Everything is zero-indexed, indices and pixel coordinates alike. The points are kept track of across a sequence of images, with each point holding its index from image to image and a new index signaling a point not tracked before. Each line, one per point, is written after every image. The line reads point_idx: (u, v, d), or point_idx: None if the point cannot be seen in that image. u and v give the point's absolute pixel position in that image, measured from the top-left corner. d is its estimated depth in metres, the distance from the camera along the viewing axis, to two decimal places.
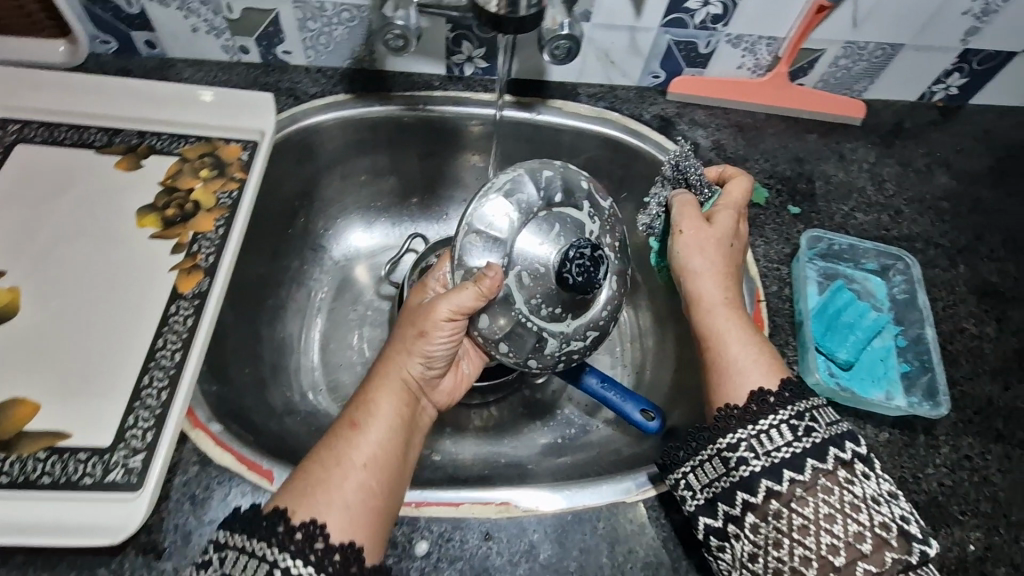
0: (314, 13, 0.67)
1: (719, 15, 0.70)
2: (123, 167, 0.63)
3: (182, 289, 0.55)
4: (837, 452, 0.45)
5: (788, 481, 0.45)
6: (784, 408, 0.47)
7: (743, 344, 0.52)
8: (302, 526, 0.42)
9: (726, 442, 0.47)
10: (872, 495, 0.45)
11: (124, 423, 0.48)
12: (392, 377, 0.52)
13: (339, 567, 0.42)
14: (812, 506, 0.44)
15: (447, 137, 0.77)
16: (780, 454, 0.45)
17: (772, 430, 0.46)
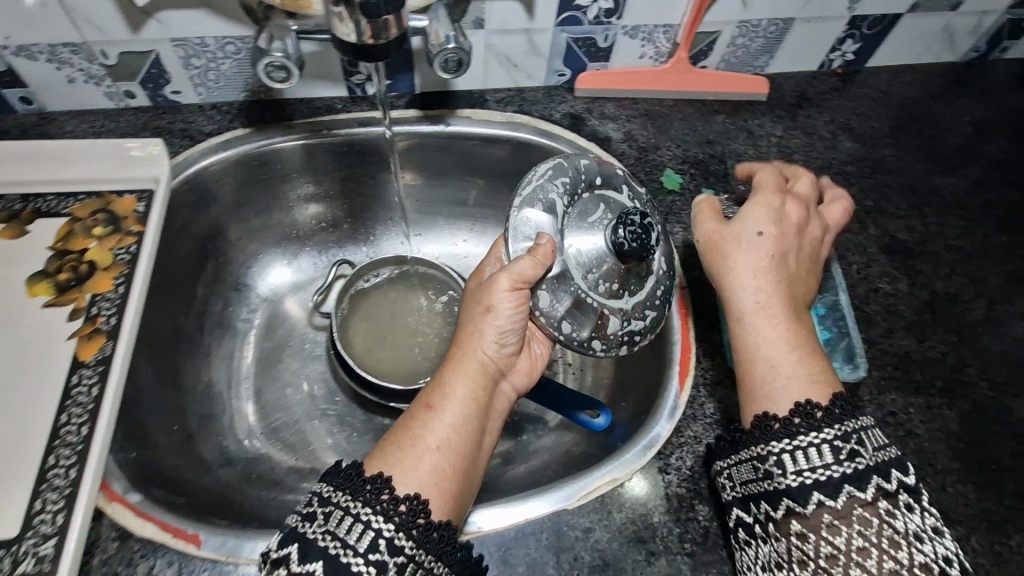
0: (196, 50, 0.65)
1: (611, 9, 0.70)
2: (8, 235, 0.59)
3: (83, 357, 0.52)
4: (881, 481, 0.44)
5: (817, 505, 0.44)
6: (829, 427, 0.45)
7: (790, 353, 0.50)
8: (394, 493, 0.43)
9: (761, 449, 0.47)
10: (913, 531, 0.42)
11: (31, 509, 0.45)
12: (475, 351, 0.52)
13: (422, 538, 0.43)
14: (843, 536, 0.43)
15: (358, 160, 0.75)
16: (818, 475, 0.44)
17: (823, 443, 0.45)
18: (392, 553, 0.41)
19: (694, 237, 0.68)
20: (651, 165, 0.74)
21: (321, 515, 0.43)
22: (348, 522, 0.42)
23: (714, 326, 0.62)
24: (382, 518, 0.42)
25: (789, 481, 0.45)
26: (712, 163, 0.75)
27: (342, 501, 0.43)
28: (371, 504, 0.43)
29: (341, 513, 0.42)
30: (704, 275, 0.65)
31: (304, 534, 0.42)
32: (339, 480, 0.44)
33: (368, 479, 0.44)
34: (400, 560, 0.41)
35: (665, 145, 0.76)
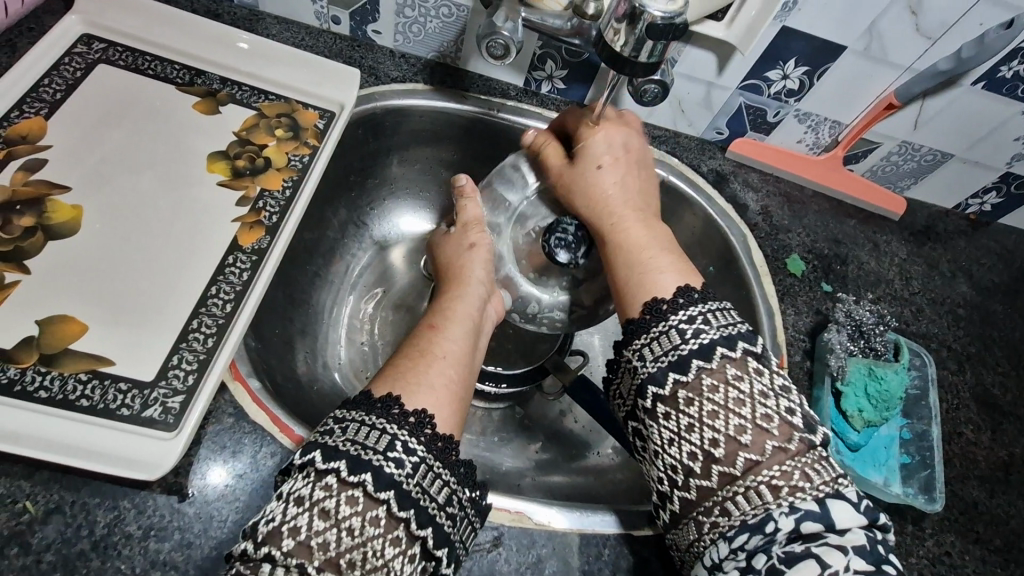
0: (414, 2, 0.67)
1: (794, 90, 0.72)
2: (202, 109, 0.63)
3: (242, 242, 0.55)
4: (730, 348, 0.46)
5: (679, 377, 0.46)
6: (680, 310, 0.49)
7: (659, 254, 0.55)
8: (414, 412, 0.46)
9: (630, 351, 0.50)
10: (760, 390, 0.45)
11: (168, 361, 0.48)
12: (473, 283, 0.62)
13: (438, 452, 0.45)
14: (700, 401, 0.45)
15: (507, 147, 0.77)
16: (669, 356, 0.47)
17: (673, 329, 0.48)
18: (408, 452, 0.44)
19: (805, 324, 0.70)
20: (779, 244, 0.76)
21: (339, 430, 0.44)
22: (375, 434, 0.44)
23: None
24: (410, 434, 0.44)
25: (649, 369, 0.48)
26: (835, 261, 0.76)
27: (356, 420, 0.45)
28: (386, 417, 0.45)
29: (357, 426, 0.44)
30: (806, 363, 0.67)
31: (329, 443, 0.43)
32: (352, 407, 0.46)
33: (382, 400, 0.46)
34: (415, 461, 0.44)
35: (796, 230, 0.78)
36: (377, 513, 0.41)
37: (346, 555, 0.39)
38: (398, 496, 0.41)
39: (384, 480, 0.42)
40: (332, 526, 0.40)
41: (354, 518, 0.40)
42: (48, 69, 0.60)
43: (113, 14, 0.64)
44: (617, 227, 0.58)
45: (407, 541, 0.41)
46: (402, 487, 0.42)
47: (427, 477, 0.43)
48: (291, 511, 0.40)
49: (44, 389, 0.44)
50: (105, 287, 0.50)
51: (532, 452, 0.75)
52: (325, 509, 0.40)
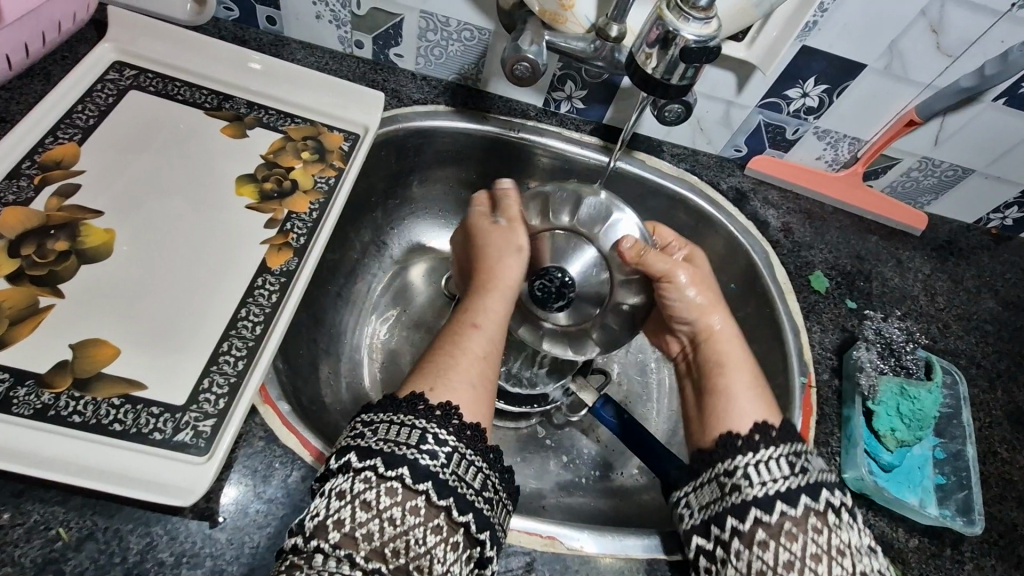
0: (437, 26, 0.68)
1: (814, 107, 0.72)
2: (229, 133, 0.63)
3: (271, 264, 0.55)
4: (829, 496, 0.47)
5: (778, 513, 0.46)
6: (782, 444, 0.50)
7: (745, 386, 0.56)
8: (440, 406, 0.47)
9: (725, 466, 0.50)
10: (853, 545, 0.46)
11: (199, 385, 0.48)
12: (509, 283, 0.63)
13: (469, 439, 0.47)
14: (792, 546, 0.45)
15: (525, 166, 0.78)
16: (776, 484, 0.47)
17: (772, 459, 0.49)
18: (440, 443, 0.45)
19: (832, 341, 0.69)
20: (803, 261, 0.76)
21: (369, 431, 0.46)
22: (407, 431, 0.45)
23: (833, 433, 0.63)
24: (439, 426, 0.46)
25: (755, 491, 0.48)
26: (859, 278, 0.76)
27: (385, 420, 0.46)
28: (414, 413, 0.46)
29: (387, 425, 0.46)
30: (835, 382, 0.66)
31: (362, 445, 0.45)
32: (378, 409, 0.47)
33: (409, 399, 0.48)
34: (448, 450, 0.45)
35: (818, 247, 0.77)
36: (417, 504, 0.42)
37: (388, 544, 0.41)
38: (435, 486, 0.43)
39: (420, 472, 0.43)
40: (373, 517, 0.42)
41: (394, 509, 0.42)
42: (80, 96, 0.61)
43: (143, 41, 0.66)
44: (726, 355, 0.60)
45: (449, 529, 0.43)
46: (439, 477, 0.43)
47: (461, 466, 0.45)
48: (334, 505, 0.42)
49: (77, 413, 0.44)
50: (137, 309, 0.50)
51: (555, 472, 0.73)
52: (366, 502, 0.42)
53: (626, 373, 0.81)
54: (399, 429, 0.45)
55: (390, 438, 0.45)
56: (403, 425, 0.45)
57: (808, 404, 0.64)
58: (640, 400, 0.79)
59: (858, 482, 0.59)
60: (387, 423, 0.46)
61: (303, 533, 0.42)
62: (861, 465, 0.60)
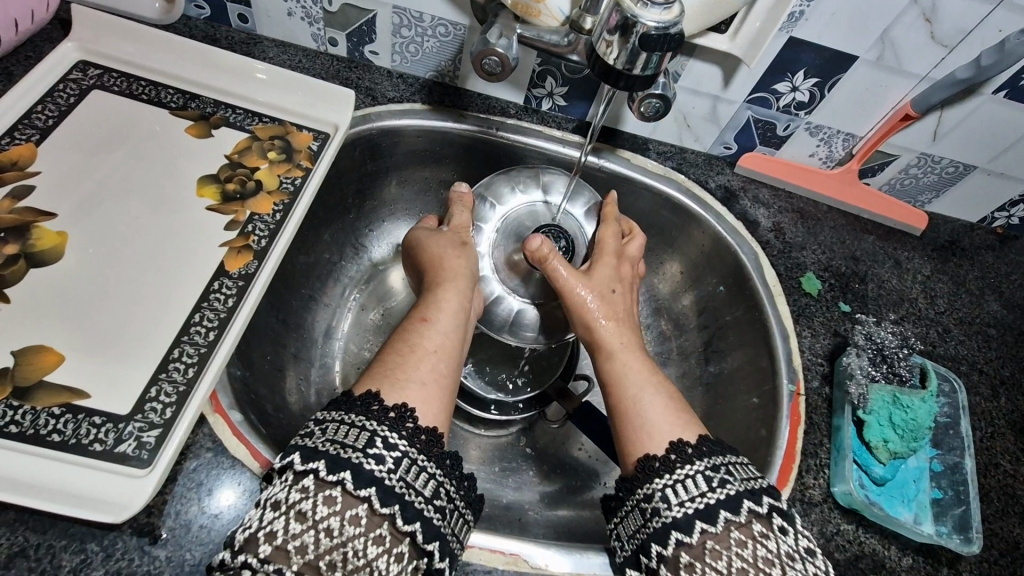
0: (410, 21, 0.65)
1: (804, 102, 0.69)
2: (194, 132, 0.62)
3: (229, 267, 0.53)
4: (752, 505, 0.44)
5: (699, 532, 0.43)
6: (699, 459, 0.47)
7: (645, 389, 0.54)
8: (394, 407, 0.45)
9: (645, 491, 0.47)
10: (787, 551, 0.42)
11: (146, 393, 0.46)
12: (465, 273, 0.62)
13: (422, 445, 0.44)
14: (724, 560, 0.42)
15: (505, 164, 0.76)
16: (695, 504, 0.44)
17: (689, 477, 0.46)
18: (389, 448, 0.42)
19: (823, 346, 0.66)
20: (793, 262, 0.72)
21: (318, 431, 0.43)
22: (355, 432, 0.42)
23: (823, 444, 0.60)
24: (390, 429, 0.43)
25: (674, 513, 0.44)
26: (853, 280, 0.72)
27: (335, 420, 0.44)
28: (366, 414, 0.44)
29: (337, 425, 0.43)
30: (826, 390, 0.63)
31: (308, 445, 0.42)
32: (332, 408, 0.45)
33: (362, 398, 0.45)
34: (397, 455, 0.42)
35: (810, 247, 0.74)
36: (357, 512, 0.39)
37: (325, 556, 0.38)
38: (379, 493, 0.40)
39: (364, 477, 0.40)
40: (309, 527, 0.38)
41: (332, 518, 0.38)
42: (41, 96, 0.59)
43: (109, 40, 0.64)
44: (612, 372, 0.57)
45: (392, 539, 0.40)
46: (384, 483, 0.40)
47: (410, 472, 0.42)
48: (266, 517, 0.39)
49: (14, 424, 0.43)
50: (85, 315, 0.49)
51: (534, 482, 0.70)
52: (301, 511, 0.38)
53: None
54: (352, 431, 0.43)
55: (342, 439, 0.42)
56: (355, 427, 0.43)
57: (796, 413, 0.61)
58: None
59: (847, 497, 0.56)
60: (337, 423, 0.43)
61: (233, 548, 0.39)
62: (847, 478, 0.56)
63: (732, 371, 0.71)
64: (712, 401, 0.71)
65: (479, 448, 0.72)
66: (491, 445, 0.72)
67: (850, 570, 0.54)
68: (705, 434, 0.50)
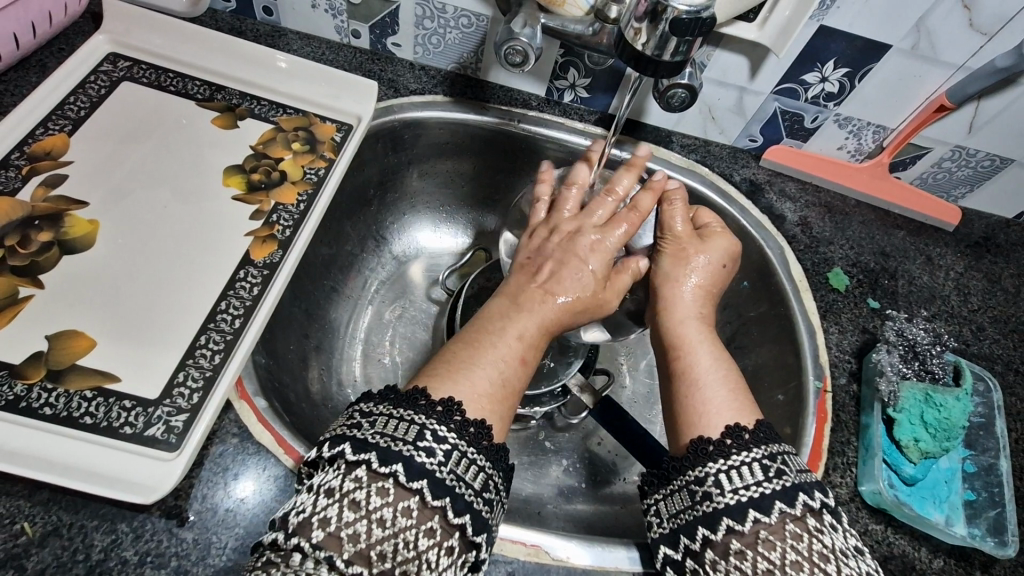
0: (433, 13, 0.65)
1: (833, 93, 0.67)
2: (220, 124, 0.62)
3: (254, 256, 0.54)
4: (806, 499, 0.43)
5: (752, 523, 0.42)
6: (756, 447, 0.46)
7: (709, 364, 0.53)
8: (443, 400, 0.43)
9: (696, 474, 0.46)
10: (840, 548, 0.42)
11: (174, 379, 0.47)
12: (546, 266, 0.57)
13: (471, 438, 0.43)
14: (778, 551, 0.41)
15: (526, 156, 0.75)
16: (749, 493, 0.43)
17: (744, 466, 0.44)
18: (439, 440, 0.41)
19: (850, 343, 0.64)
20: (820, 257, 0.71)
21: (367, 423, 0.42)
22: (404, 425, 0.41)
23: (851, 442, 0.59)
24: (440, 422, 0.42)
25: (726, 500, 0.43)
26: (883, 276, 0.70)
27: (385, 413, 0.42)
28: (415, 407, 0.42)
29: (386, 419, 0.42)
30: (853, 388, 0.62)
31: (358, 437, 0.41)
32: (377, 399, 0.44)
33: (409, 394, 0.44)
34: (447, 448, 0.41)
35: (838, 242, 0.72)
36: (409, 503, 0.39)
37: (376, 547, 0.38)
38: (430, 485, 0.40)
39: (415, 469, 0.40)
40: (361, 517, 0.38)
41: (385, 509, 0.39)
42: (73, 88, 0.61)
43: (139, 33, 0.65)
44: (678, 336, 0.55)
45: (442, 532, 0.40)
46: (435, 476, 0.40)
47: (461, 465, 0.41)
48: (321, 502, 0.39)
49: (48, 405, 0.44)
50: (116, 300, 0.50)
51: (553, 477, 0.69)
52: (354, 500, 0.39)
53: (632, 374, 0.77)
54: (403, 422, 0.42)
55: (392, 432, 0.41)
56: (404, 419, 0.42)
57: (823, 410, 0.60)
58: (645, 403, 0.76)
59: (875, 497, 0.55)
60: (388, 415, 0.42)
61: (284, 529, 0.39)
62: (877, 478, 0.55)
63: (756, 368, 0.69)
64: None
65: None
66: (510, 439, 0.72)
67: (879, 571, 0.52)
68: (759, 419, 0.49)
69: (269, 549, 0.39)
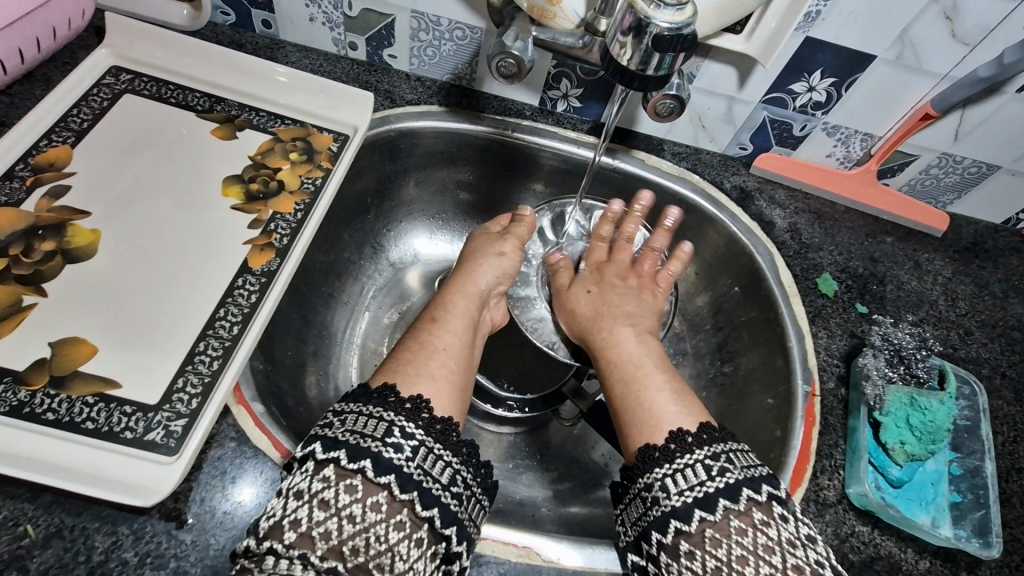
0: (428, 25, 0.67)
1: (821, 102, 0.68)
2: (219, 134, 0.64)
3: (253, 264, 0.55)
4: (751, 493, 0.44)
5: (698, 521, 0.44)
6: (700, 448, 0.47)
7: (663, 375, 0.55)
8: (410, 399, 0.47)
9: (645, 480, 0.47)
10: (788, 538, 0.43)
11: (173, 384, 0.48)
12: (479, 283, 0.63)
13: (438, 434, 0.46)
14: (724, 548, 0.42)
15: (520, 165, 0.77)
16: (695, 493, 0.45)
17: (688, 467, 0.46)
18: (406, 437, 0.44)
19: (839, 347, 0.65)
20: (809, 263, 0.72)
21: (338, 422, 0.45)
22: (374, 423, 0.44)
23: (838, 445, 0.60)
24: (407, 420, 0.45)
25: (674, 502, 0.45)
26: (871, 281, 0.71)
27: (354, 412, 0.46)
28: (383, 405, 0.46)
29: (356, 417, 0.45)
30: (842, 391, 0.63)
31: (328, 435, 0.44)
32: (350, 400, 0.47)
33: (380, 390, 0.47)
34: (414, 445, 0.44)
35: (827, 248, 0.73)
36: (378, 499, 0.41)
37: (348, 542, 0.39)
38: (398, 480, 0.42)
39: (384, 465, 0.42)
40: (332, 515, 0.40)
41: (355, 505, 0.40)
42: (76, 100, 0.62)
43: (141, 46, 0.67)
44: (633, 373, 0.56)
45: (413, 524, 0.41)
46: (403, 471, 0.42)
47: (427, 460, 0.44)
48: (291, 505, 0.40)
49: (52, 411, 0.45)
50: (117, 308, 0.51)
51: (548, 481, 0.70)
52: (323, 500, 0.40)
53: None
54: (374, 421, 0.45)
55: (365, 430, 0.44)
56: (376, 418, 0.45)
57: (811, 414, 0.61)
58: None
59: (862, 498, 0.56)
60: (358, 413, 0.45)
61: (256, 535, 0.40)
62: (863, 480, 0.56)
63: (748, 372, 0.70)
64: (727, 401, 0.71)
65: (493, 446, 0.73)
66: (505, 443, 0.73)
67: (866, 572, 0.53)
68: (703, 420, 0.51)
69: (244, 559, 0.40)
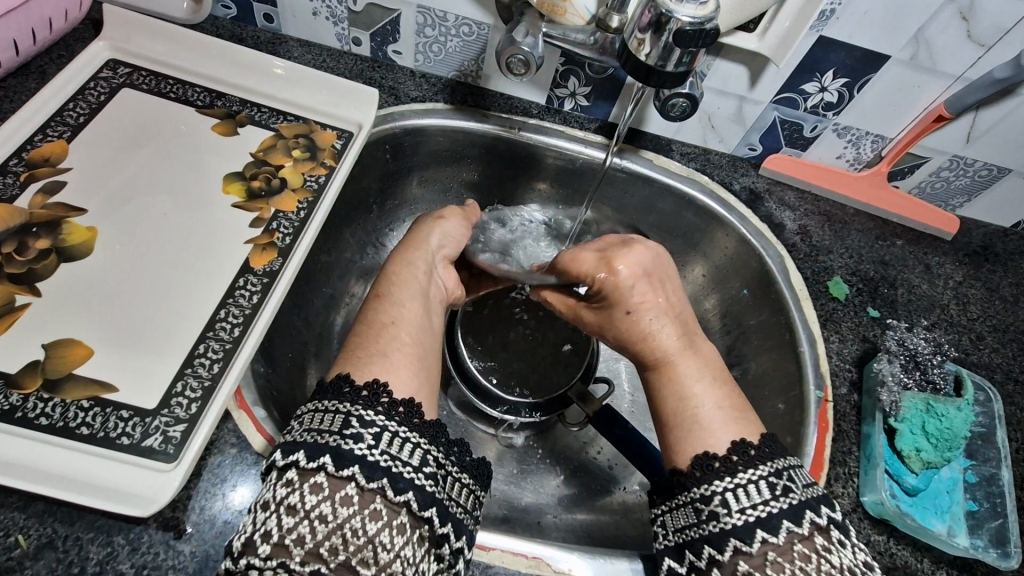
0: (434, 21, 0.65)
1: (833, 103, 0.67)
2: (220, 130, 0.62)
3: (254, 264, 0.54)
4: (814, 516, 0.43)
5: (761, 542, 0.42)
6: (762, 464, 0.45)
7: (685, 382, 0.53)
8: (367, 386, 0.44)
9: (701, 491, 0.45)
10: (849, 565, 0.41)
11: (172, 388, 0.46)
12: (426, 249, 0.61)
13: (403, 419, 0.43)
14: (786, 573, 0.41)
15: (526, 165, 0.75)
16: (756, 512, 0.43)
17: (750, 484, 0.44)
18: (366, 425, 0.42)
19: (851, 352, 0.64)
20: (820, 266, 0.71)
21: (298, 424, 0.43)
22: (331, 418, 0.42)
23: (852, 452, 0.59)
24: (365, 408, 0.43)
25: (734, 520, 0.43)
26: (883, 285, 0.70)
27: (311, 411, 0.44)
28: (337, 397, 0.44)
29: (312, 414, 0.43)
30: (854, 397, 0.61)
31: (288, 440, 0.42)
32: (309, 401, 0.45)
33: (335, 383, 0.45)
34: (376, 431, 0.42)
35: (838, 251, 0.72)
36: (347, 492, 0.39)
37: (325, 543, 0.38)
38: (364, 470, 0.40)
39: (347, 458, 0.40)
40: (301, 519, 0.38)
41: (323, 505, 0.39)
42: (72, 94, 0.60)
43: (138, 39, 0.65)
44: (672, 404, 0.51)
45: (390, 512, 0.40)
46: (367, 460, 0.40)
47: (394, 445, 0.42)
48: (259, 519, 0.39)
49: (44, 416, 0.43)
50: (113, 309, 0.49)
51: (553, 486, 0.69)
52: (291, 506, 0.39)
53: (631, 382, 0.77)
54: (340, 418, 0.42)
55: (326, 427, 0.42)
56: (342, 414, 0.42)
57: (824, 420, 0.60)
58: (645, 412, 0.75)
59: (878, 507, 0.55)
60: (314, 412, 0.43)
61: (233, 554, 0.39)
62: (880, 488, 0.55)
63: (759, 376, 0.69)
64: None
65: (498, 451, 0.71)
66: (510, 448, 0.72)
67: None
68: (763, 432, 0.49)
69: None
